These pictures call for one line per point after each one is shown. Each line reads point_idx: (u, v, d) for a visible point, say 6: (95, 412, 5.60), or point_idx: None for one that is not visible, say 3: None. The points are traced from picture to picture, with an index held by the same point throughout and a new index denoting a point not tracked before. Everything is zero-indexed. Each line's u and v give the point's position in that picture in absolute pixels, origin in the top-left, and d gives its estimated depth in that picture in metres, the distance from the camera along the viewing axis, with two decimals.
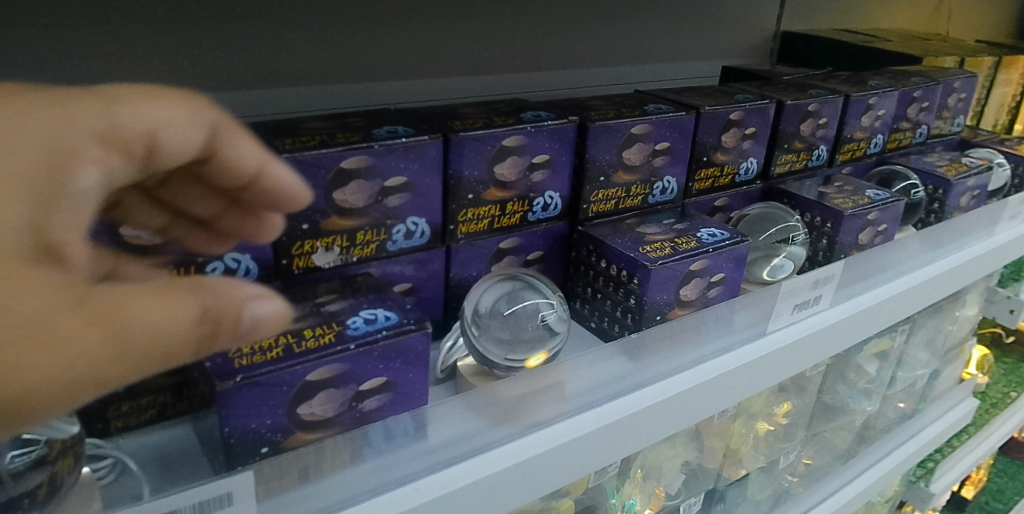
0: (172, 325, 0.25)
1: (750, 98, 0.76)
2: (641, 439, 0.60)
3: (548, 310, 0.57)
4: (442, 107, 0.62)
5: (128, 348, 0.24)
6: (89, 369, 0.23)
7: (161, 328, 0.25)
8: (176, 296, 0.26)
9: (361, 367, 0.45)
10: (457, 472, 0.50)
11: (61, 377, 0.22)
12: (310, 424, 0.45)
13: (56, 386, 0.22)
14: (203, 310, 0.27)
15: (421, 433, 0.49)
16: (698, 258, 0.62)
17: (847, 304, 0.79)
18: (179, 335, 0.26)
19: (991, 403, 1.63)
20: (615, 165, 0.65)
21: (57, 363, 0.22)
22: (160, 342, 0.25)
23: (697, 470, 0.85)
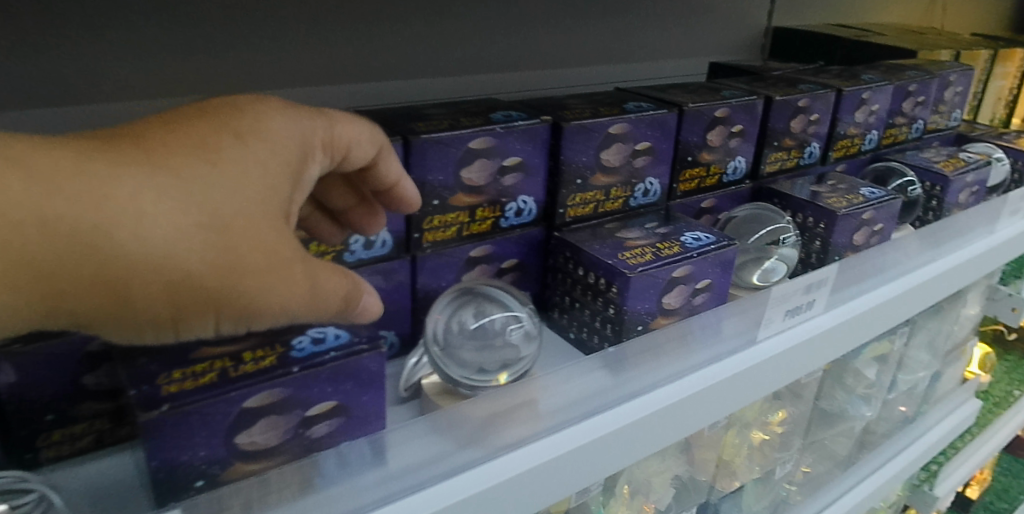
0: (298, 299, 0.37)
1: (736, 94, 0.73)
2: (622, 458, 0.57)
3: (516, 325, 0.53)
4: (408, 109, 0.59)
5: (259, 303, 0.35)
6: (229, 305, 0.34)
7: (293, 297, 0.37)
8: (321, 280, 0.38)
9: (305, 391, 0.43)
10: (418, 499, 0.46)
11: (205, 305, 0.34)
12: (250, 455, 0.43)
13: (202, 307, 0.33)
14: (324, 297, 0.39)
15: (380, 458, 0.46)
16: (681, 263, 0.59)
17: (841, 308, 0.75)
18: (301, 305, 0.38)
19: (995, 402, 1.59)
20: (593, 167, 0.62)
21: (212, 295, 0.33)
22: (281, 308, 0.37)
23: (689, 483, 0.81)
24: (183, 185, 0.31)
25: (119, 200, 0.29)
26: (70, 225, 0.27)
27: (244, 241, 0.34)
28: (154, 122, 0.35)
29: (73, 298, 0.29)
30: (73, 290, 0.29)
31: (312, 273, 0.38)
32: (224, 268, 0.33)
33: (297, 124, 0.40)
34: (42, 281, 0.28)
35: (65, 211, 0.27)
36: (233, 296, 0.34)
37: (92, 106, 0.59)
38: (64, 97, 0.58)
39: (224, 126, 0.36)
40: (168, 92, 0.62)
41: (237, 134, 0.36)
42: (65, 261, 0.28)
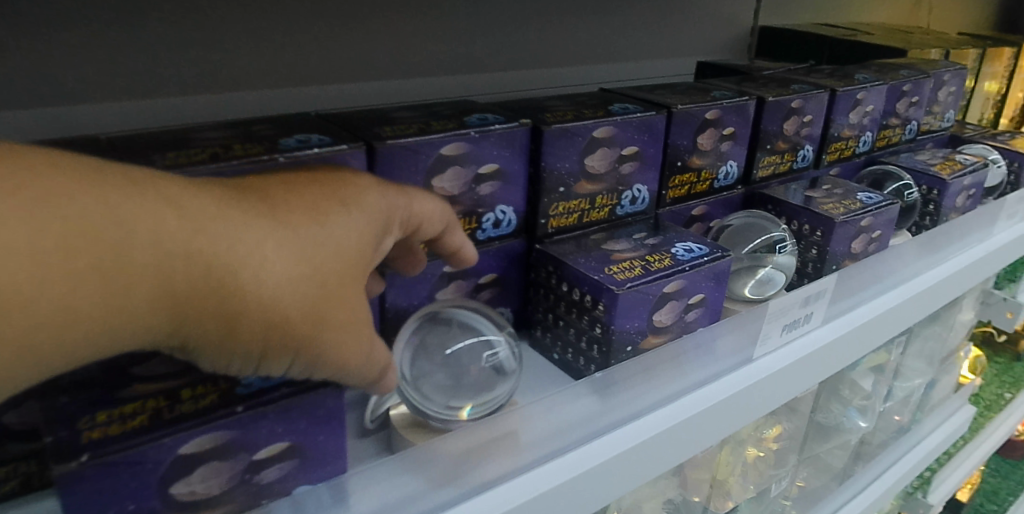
0: (365, 367, 0.38)
1: (727, 95, 0.69)
2: (612, 492, 0.52)
3: (495, 348, 0.49)
4: (374, 112, 0.54)
5: (333, 365, 0.36)
6: (305, 363, 0.34)
7: (361, 365, 0.37)
8: (383, 357, 0.39)
9: (254, 431, 0.38)
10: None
11: (284, 359, 0.34)
12: (190, 505, 0.37)
13: (282, 359, 0.34)
14: (380, 370, 0.39)
15: (343, 504, 0.41)
16: (673, 278, 0.54)
17: (839, 321, 0.71)
18: (367, 371, 0.38)
19: (986, 405, 1.57)
20: (576, 174, 0.57)
21: (295, 352, 0.33)
22: (348, 372, 0.37)
23: (682, 505, 0.76)
24: (301, 244, 0.32)
25: (246, 244, 0.30)
26: (203, 262, 0.28)
27: (337, 302, 0.34)
28: (274, 180, 0.35)
29: (184, 331, 0.30)
30: (188, 323, 0.29)
31: (378, 346, 0.38)
32: (318, 326, 0.33)
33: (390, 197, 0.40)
34: (166, 312, 0.28)
35: (204, 247, 0.28)
36: (314, 355, 0.34)
37: (23, 111, 0.52)
38: None
39: (334, 192, 0.36)
40: (108, 94, 0.55)
41: (347, 202, 0.36)
42: (192, 294, 0.29)
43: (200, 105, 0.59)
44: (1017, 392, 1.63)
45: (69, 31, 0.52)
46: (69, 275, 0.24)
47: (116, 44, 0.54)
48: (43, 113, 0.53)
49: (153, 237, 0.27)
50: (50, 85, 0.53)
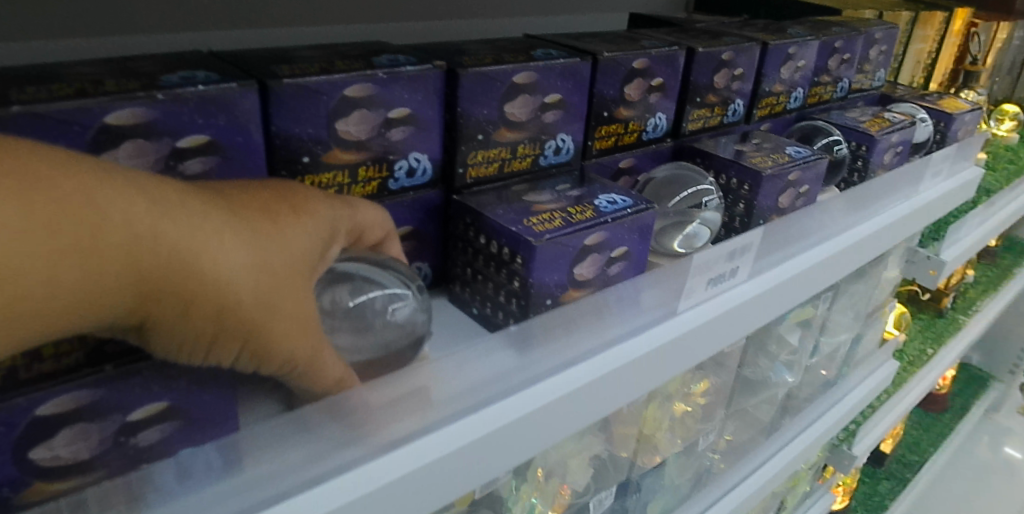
0: (311, 368, 0.38)
1: (657, 44, 0.67)
2: (531, 447, 0.51)
3: (402, 303, 0.47)
4: (273, 51, 0.50)
5: (280, 362, 0.36)
6: (250, 356, 0.34)
7: (308, 365, 0.37)
8: (331, 364, 0.39)
9: (126, 391, 0.35)
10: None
11: (229, 352, 0.33)
12: (55, 472, 0.34)
13: (227, 351, 0.33)
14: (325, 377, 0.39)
15: (235, 465, 0.38)
16: (594, 230, 0.53)
17: (765, 276, 0.72)
18: (314, 373, 0.38)
19: (909, 362, 1.63)
20: (496, 121, 0.54)
21: (241, 346, 0.33)
22: (294, 369, 0.37)
23: (609, 460, 0.77)
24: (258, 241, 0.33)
25: (208, 233, 0.30)
26: (167, 249, 0.28)
27: (293, 298, 0.34)
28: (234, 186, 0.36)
29: (141, 311, 0.30)
30: (149, 305, 0.29)
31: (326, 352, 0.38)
32: (271, 321, 0.33)
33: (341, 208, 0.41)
34: (128, 294, 0.28)
35: (169, 231, 0.29)
36: (262, 349, 0.34)
37: None
38: None
39: (292, 200, 0.37)
40: None
41: (303, 211, 0.37)
42: (157, 278, 0.29)
43: None
44: (938, 347, 1.69)
45: None
46: (44, 244, 0.24)
47: None
48: None
49: (124, 219, 0.27)
50: None
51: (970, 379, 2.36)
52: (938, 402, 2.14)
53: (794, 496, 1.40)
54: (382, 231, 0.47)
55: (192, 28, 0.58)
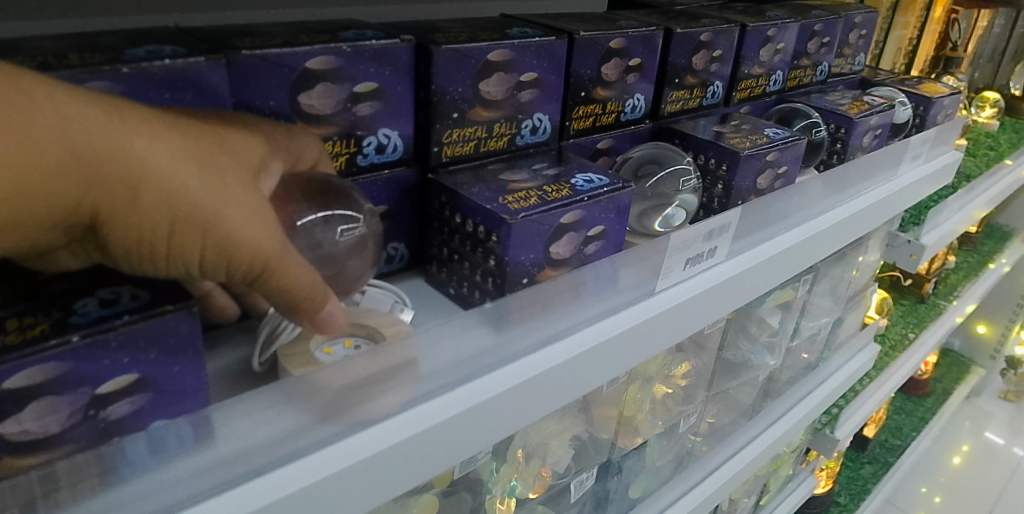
0: (285, 278, 0.35)
1: (634, 24, 0.66)
2: (509, 425, 0.51)
3: (352, 226, 0.45)
4: (241, 26, 0.49)
5: (249, 265, 0.33)
6: (216, 261, 0.32)
7: (280, 270, 0.34)
8: (305, 271, 0.36)
9: (94, 363, 0.33)
10: (251, 493, 0.39)
11: (193, 257, 0.31)
12: (23, 447, 0.33)
13: (190, 255, 0.31)
14: (303, 289, 0.36)
15: (206, 440, 0.38)
16: (570, 209, 0.52)
17: (743, 256, 0.72)
18: (290, 286, 0.35)
19: (891, 346, 1.64)
20: (469, 99, 0.54)
21: (203, 247, 0.31)
22: (264, 276, 0.34)
23: (588, 442, 0.77)
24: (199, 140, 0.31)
25: (139, 125, 0.28)
26: (102, 132, 0.27)
27: (249, 196, 0.32)
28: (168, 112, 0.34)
29: (87, 208, 0.28)
30: (92, 197, 0.27)
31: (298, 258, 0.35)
32: (229, 213, 0.30)
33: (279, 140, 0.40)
34: (69, 181, 0.26)
35: (100, 118, 0.27)
36: (225, 250, 0.31)
37: None
38: None
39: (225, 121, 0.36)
40: None
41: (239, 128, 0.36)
42: (98, 161, 0.27)
43: None
44: (919, 332, 1.71)
45: None
46: None
47: None
48: None
49: (51, 101, 0.26)
50: None
51: (952, 364, 2.39)
52: (920, 388, 2.17)
53: (776, 480, 1.41)
54: (317, 155, 0.45)
55: None
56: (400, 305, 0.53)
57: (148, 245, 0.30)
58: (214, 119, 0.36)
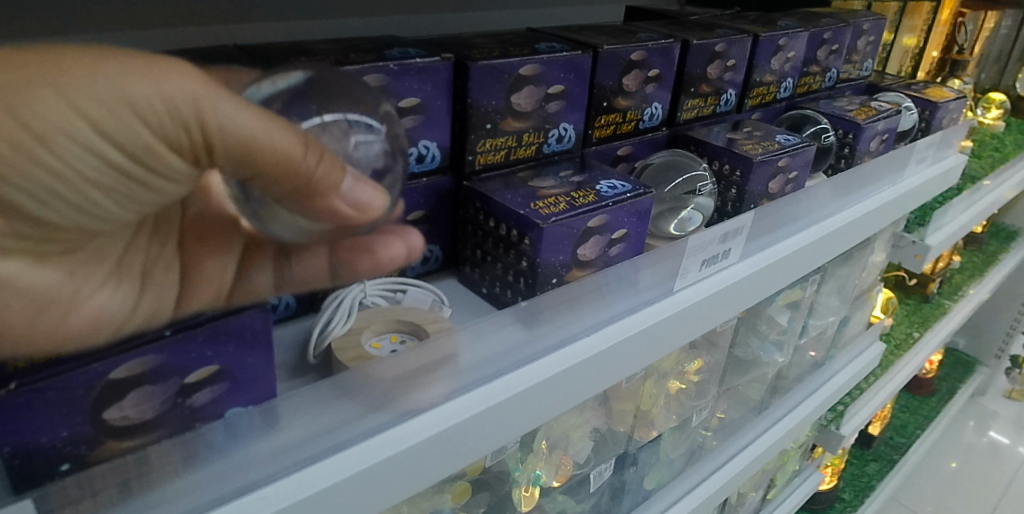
0: (219, 125, 0.28)
1: (653, 37, 0.70)
2: (539, 415, 0.55)
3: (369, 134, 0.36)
4: (292, 45, 0.54)
5: (158, 117, 0.27)
6: (132, 138, 0.27)
7: (195, 108, 0.27)
8: (240, 105, 0.29)
9: (183, 355, 0.38)
10: (313, 473, 0.43)
11: (120, 140, 0.27)
12: (122, 431, 0.37)
13: (103, 139, 0.26)
14: (254, 131, 0.29)
15: (273, 426, 0.42)
16: (596, 213, 0.56)
17: (756, 257, 0.76)
18: (240, 145, 0.29)
19: (897, 345, 1.67)
20: (503, 111, 0.58)
21: (112, 124, 0.26)
22: (187, 123, 0.28)
23: (607, 434, 0.81)
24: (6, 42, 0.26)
25: None
26: None
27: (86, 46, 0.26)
28: None
29: None
30: None
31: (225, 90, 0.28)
32: (96, 69, 0.25)
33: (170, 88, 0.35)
34: None
35: None
36: (134, 115, 0.26)
37: None
38: None
39: None
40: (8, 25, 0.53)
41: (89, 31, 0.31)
42: None
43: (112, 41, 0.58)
44: (924, 331, 1.74)
45: None
46: None
47: None
48: None
49: None
50: None
51: (957, 363, 2.42)
52: (925, 386, 2.20)
53: (782, 474, 1.45)
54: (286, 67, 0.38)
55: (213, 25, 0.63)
56: (439, 304, 0.57)
57: (73, 150, 0.26)
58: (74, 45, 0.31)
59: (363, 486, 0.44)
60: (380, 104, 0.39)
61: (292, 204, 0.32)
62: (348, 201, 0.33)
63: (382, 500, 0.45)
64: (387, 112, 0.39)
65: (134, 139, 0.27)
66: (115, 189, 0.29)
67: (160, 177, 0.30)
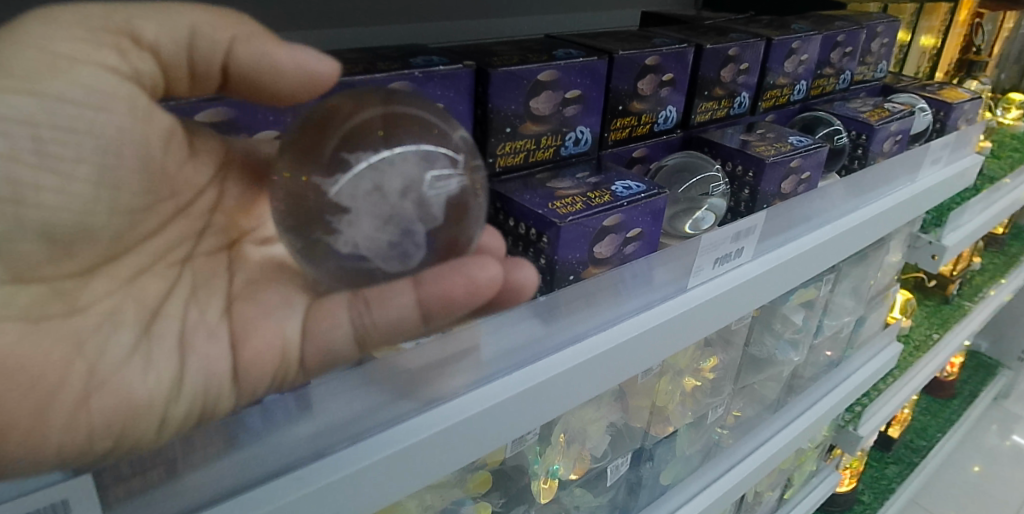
0: (131, 16, 0.39)
1: (667, 42, 0.72)
2: (557, 406, 0.58)
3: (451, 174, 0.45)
4: (322, 54, 0.57)
5: (67, 38, 0.37)
6: (51, 63, 0.37)
7: (96, 14, 0.39)
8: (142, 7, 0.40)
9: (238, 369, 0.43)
10: (346, 455, 0.47)
11: (41, 89, 0.36)
12: None
13: (26, 92, 0.36)
14: (165, 16, 0.40)
15: (308, 411, 0.46)
16: (611, 213, 0.58)
17: (769, 256, 0.77)
18: (178, 34, 0.40)
19: (915, 346, 1.67)
20: (522, 115, 0.60)
21: (29, 73, 0.36)
22: (93, 18, 0.38)
23: (623, 429, 0.84)
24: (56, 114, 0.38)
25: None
26: None
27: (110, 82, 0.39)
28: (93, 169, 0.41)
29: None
30: None
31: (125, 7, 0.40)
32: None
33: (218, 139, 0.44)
34: None
35: None
36: (43, 52, 0.37)
37: None
38: None
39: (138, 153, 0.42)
40: None
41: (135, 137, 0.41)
42: None
43: None
44: (944, 332, 1.73)
45: None
46: None
47: None
48: None
49: None
50: None
51: (978, 366, 2.39)
52: (946, 389, 2.18)
53: (801, 474, 1.46)
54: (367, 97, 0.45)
55: None
56: None
57: (23, 115, 0.36)
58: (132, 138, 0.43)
59: (390, 469, 0.47)
60: (454, 131, 0.47)
61: (250, 54, 0.43)
62: (303, 56, 0.44)
63: (408, 485, 0.49)
64: (460, 139, 0.47)
65: (53, 68, 0.37)
66: (59, 138, 0.37)
67: (99, 106, 0.38)
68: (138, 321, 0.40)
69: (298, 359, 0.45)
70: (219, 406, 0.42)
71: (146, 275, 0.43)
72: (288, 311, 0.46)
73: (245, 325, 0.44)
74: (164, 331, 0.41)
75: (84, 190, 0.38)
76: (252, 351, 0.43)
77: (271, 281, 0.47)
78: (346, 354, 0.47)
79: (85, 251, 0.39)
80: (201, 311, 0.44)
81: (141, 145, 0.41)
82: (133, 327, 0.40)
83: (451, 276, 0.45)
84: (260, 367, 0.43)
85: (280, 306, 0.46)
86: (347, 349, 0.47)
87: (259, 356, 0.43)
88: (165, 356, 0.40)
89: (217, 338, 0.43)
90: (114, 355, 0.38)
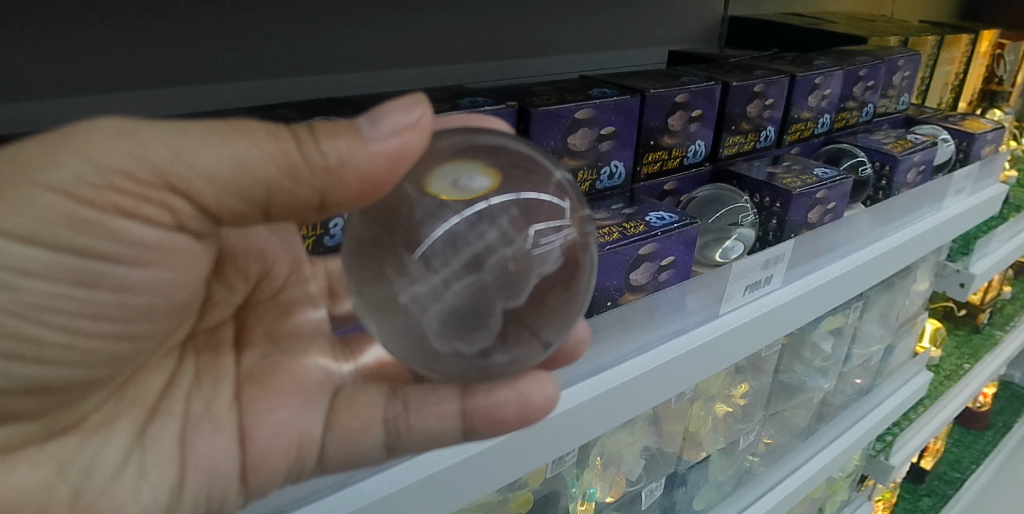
0: (195, 172, 0.34)
1: (695, 80, 0.76)
2: (597, 427, 0.61)
3: (554, 234, 0.43)
4: (377, 96, 0.62)
5: (93, 181, 0.32)
6: (75, 217, 0.33)
7: (147, 159, 0.33)
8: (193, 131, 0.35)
9: (272, 438, 0.48)
10: (376, 481, 0.51)
11: (57, 240, 0.33)
12: (215, 431, 0.47)
13: (39, 244, 0.33)
14: (231, 150, 0.34)
15: (343, 428, 0.51)
16: (647, 242, 0.62)
17: (797, 283, 0.80)
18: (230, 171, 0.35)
19: (946, 375, 1.65)
20: (560, 151, 0.64)
21: (47, 225, 0.32)
22: (138, 167, 0.33)
23: (658, 454, 0.85)
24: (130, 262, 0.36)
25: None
26: None
27: (167, 262, 0.38)
28: (75, 288, 0.35)
29: None
30: None
31: (192, 127, 0.34)
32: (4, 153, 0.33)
33: (292, 212, 0.38)
34: None
35: None
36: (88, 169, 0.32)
37: (71, 98, 0.60)
38: (38, 93, 0.59)
39: (188, 261, 0.40)
40: (138, 83, 0.63)
41: (183, 269, 0.40)
42: None
43: (220, 92, 0.68)
44: (976, 362, 1.71)
45: (104, 27, 0.60)
46: None
47: (149, 39, 0.63)
48: (78, 102, 0.61)
49: None
50: (88, 72, 0.61)
51: (1014, 397, 2.34)
52: (981, 420, 2.14)
53: (832, 504, 1.45)
54: (481, 141, 0.44)
55: (305, 75, 0.73)
56: None
57: (32, 268, 0.33)
58: (184, 249, 0.39)
59: (427, 491, 0.52)
60: (557, 172, 0.45)
61: (332, 183, 0.37)
62: (391, 143, 0.37)
63: (442, 504, 0.53)
64: (564, 182, 0.45)
65: (81, 223, 0.33)
66: (77, 295, 0.36)
67: (142, 262, 0.37)
68: (132, 430, 0.44)
69: (317, 451, 0.50)
70: (226, 502, 0.47)
71: (144, 373, 0.46)
72: (311, 409, 0.51)
73: (254, 422, 0.48)
74: (159, 435, 0.45)
75: (98, 344, 0.39)
76: (263, 446, 0.48)
77: (293, 365, 0.52)
78: (376, 455, 0.51)
79: (79, 390, 0.40)
80: (206, 403, 0.48)
81: (169, 294, 0.40)
82: (124, 437, 0.44)
83: (504, 394, 0.50)
84: (269, 464, 0.48)
85: (302, 402, 0.50)
86: (376, 451, 0.51)
87: (271, 450, 0.48)
88: (161, 464, 0.44)
89: (221, 432, 0.48)
90: (100, 475, 0.42)
